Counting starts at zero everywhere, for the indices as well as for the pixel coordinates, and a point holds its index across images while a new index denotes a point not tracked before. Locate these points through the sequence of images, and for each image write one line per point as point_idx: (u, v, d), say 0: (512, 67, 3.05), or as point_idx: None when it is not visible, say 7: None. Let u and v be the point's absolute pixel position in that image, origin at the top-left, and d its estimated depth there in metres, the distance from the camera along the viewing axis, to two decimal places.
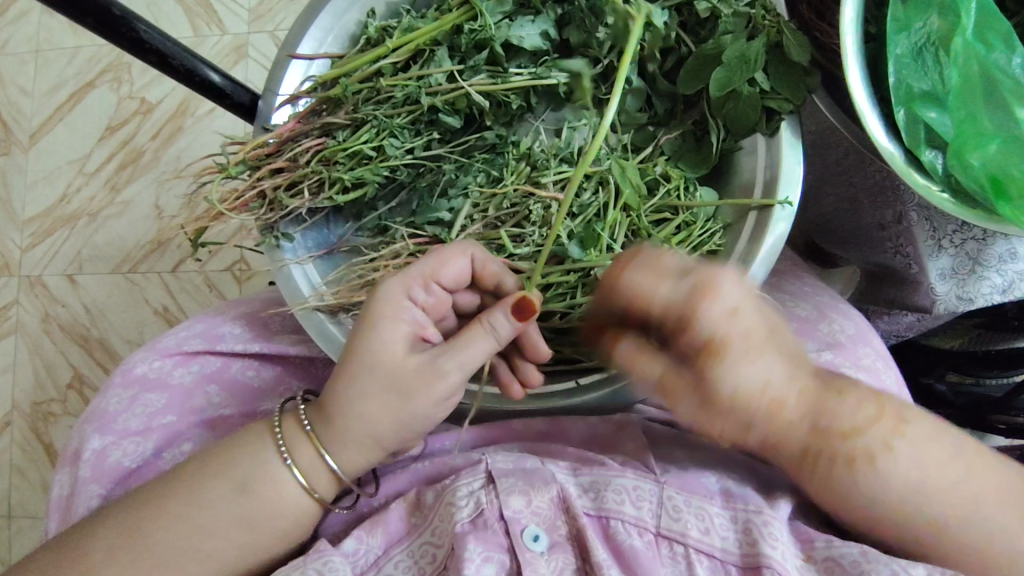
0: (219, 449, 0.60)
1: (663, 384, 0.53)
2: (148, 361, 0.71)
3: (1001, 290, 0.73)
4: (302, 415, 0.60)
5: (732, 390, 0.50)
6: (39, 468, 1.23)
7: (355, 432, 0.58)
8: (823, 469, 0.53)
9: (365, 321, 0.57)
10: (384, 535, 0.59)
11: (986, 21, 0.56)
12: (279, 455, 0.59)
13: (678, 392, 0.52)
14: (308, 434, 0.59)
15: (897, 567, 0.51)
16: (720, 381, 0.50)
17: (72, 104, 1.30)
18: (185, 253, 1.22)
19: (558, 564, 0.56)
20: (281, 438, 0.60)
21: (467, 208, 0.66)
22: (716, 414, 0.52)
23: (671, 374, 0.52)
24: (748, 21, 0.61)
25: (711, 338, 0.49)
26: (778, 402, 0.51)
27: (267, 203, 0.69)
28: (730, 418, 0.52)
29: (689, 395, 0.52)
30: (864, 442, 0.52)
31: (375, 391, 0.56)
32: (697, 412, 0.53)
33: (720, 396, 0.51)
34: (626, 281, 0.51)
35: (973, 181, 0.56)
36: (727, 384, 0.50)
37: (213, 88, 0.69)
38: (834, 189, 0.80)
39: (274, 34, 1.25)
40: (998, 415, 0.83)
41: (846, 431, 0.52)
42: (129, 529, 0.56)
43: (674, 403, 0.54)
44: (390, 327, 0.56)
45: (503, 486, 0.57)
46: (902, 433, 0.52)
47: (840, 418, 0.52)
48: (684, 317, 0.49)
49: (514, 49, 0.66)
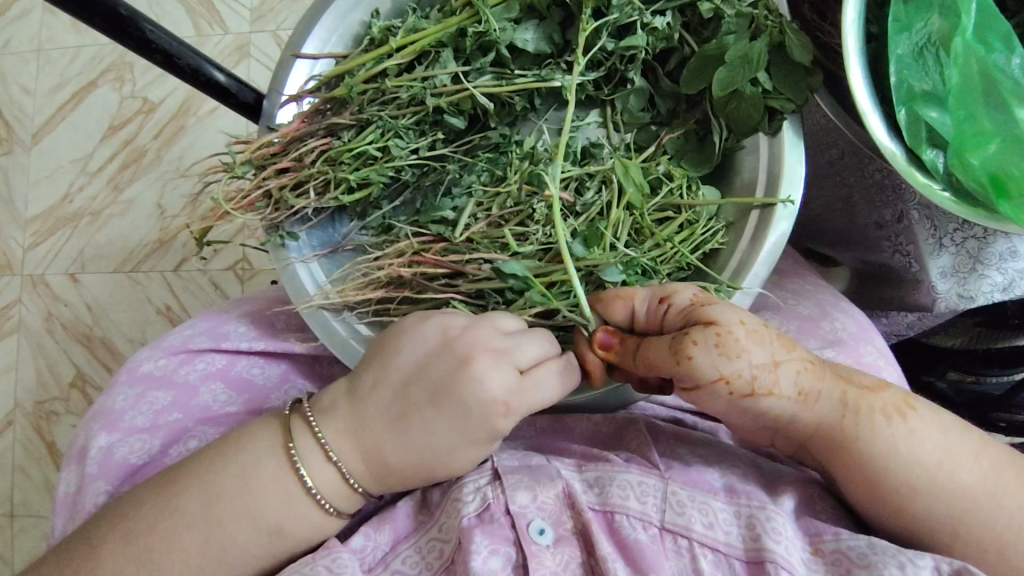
0: (228, 455, 0.59)
1: (676, 338, 0.54)
2: (154, 359, 0.72)
3: (1001, 289, 0.75)
4: (314, 424, 0.59)
5: (737, 320, 0.54)
6: (43, 468, 1.23)
7: (404, 479, 0.59)
8: (862, 417, 0.56)
9: (461, 433, 0.56)
10: (391, 531, 0.60)
11: (987, 22, 0.56)
12: (310, 495, 0.58)
13: (692, 336, 0.53)
14: (334, 465, 0.58)
15: (904, 559, 0.52)
16: (720, 318, 0.54)
17: (74, 104, 1.31)
18: (189, 253, 1.23)
19: (564, 557, 0.56)
20: (292, 446, 0.59)
21: (471, 207, 0.66)
22: (734, 345, 0.53)
23: (677, 336, 0.54)
24: (751, 22, 0.61)
25: (695, 290, 0.57)
26: (783, 345, 0.55)
27: (273, 203, 0.70)
28: (752, 352, 0.53)
29: (702, 331, 0.53)
30: (885, 400, 0.57)
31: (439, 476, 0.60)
32: (715, 349, 0.53)
33: (734, 324, 0.54)
34: (608, 300, 0.59)
35: (974, 180, 0.56)
36: (728, 320, 0.54)
37: (219, 88, 0.70)
38: (824, 191, 0.81)
39: (276, 34, 1.26)
40: (1000, 413, 0.84)
41: (865, 387, 0.58)
42: (137, 526, 0.57)
43: (690, 355, 0.53)
44: (478, 448, 0.57)
45: (509, 482, 0.58)
46: (913, 406, 0.57)
47: (858, 378, 0.58)
48: (666, 290, 0.58)
49: (519, 50, 0.67)
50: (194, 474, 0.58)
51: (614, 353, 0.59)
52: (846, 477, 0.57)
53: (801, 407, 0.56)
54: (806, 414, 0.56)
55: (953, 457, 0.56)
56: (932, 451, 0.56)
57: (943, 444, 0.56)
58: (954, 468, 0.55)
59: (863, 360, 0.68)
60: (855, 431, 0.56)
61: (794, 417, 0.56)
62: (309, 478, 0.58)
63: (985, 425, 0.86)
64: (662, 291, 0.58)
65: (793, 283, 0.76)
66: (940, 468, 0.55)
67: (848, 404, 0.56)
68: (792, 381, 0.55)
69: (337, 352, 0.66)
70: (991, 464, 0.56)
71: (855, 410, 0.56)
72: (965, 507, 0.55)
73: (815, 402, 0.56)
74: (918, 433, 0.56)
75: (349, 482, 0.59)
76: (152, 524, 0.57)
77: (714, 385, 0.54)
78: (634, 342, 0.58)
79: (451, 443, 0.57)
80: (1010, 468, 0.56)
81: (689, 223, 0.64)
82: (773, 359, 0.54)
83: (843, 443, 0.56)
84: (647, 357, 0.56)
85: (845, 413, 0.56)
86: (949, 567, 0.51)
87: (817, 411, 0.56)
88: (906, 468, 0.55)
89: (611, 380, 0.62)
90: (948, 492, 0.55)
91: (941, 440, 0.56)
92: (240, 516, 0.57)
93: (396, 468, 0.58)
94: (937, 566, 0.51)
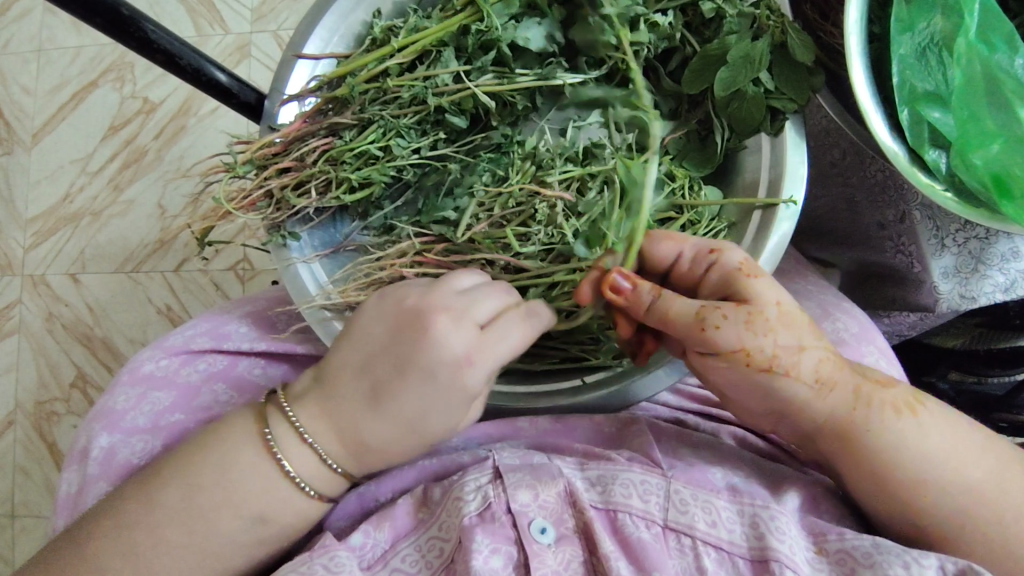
0: (215, 447, 0.58)
1: (707, 307, 0.54)
2: (155, 360, 0.72)
3: (1003, 288, 0.75)
4: (291, 415, 0.58)
5: (774, 302, 0.55)
6: (43, 468, 1.23)
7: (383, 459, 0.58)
8: (873, 410, 0.56)
9: (434, 395, 0.55)
10: (391, 529, 0.59)
11: (990, 22, 0.56)
12: (290, 480, 0.58)
13: (723, 310, 0.54)
14: (309, 445, 0.58)
15: (909, 559, 0.52)
16: (761, 297, 0.54)
17: (74, 104, 1.31)
18: (190, 253, 1.23)
19: (566, 556, 0.56)
20: (271, 437, 0.58)
21: (473, 207, 0.66)
22: (763, 325, 0.54)
23: (709, 305, 0.54)
24: (753, 21, 0.62)
25: (745, 256, 0.56)
26: (812, 333, 0.56)
27: (274, 203, 0.70)
28: (779, 334, 0.54)
29: (734, 307, 0.54)
30: (897, 395, 0.57)
31: (418, 447, 0.58)
32: (743, 325, 0.54)
33: (767, 306, 0.54)
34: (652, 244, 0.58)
35: (977, 180, 0.56)
36: (768, 300, 0.55)
37: (220, 88, 0.70)
38: (827, 193, 0.81)
39: (276, 34, 1.25)
40: (1002, 413, 0.85)
41: (878, 382, 0.58)
42: (130, 528, 0.57)
43: (718, 326, 0.54)
44: (456, 408, 0.55)
45: (510, 481, 0.58)
46: (922, 402, 0.57)
47: (870, 372, 0.58)
48: (715, 245, 0.57)
49: (520, 50, 0.67)
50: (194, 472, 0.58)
51: (623, 295, 0.55)
52: (851, 472, 0.57)
53: (815, 396, 0.56)
54: (818, 403, 0.56)
55: (955, 455, 0.56)
56: (941, 444, 0.56)
57: (948, 440, 0.56)
58: (956, 466, 0.55)
59: (864, 359, 0.68)
60: (865, 426, 0.56)
61: (807, 404, 0.56)
62: (287, 462, 0.58)
63: (986, 424, 0.87)
64: (712, 243, 0.57)
65: (793, 283, 0.76)
66: (948, 464, 0.55)
67: (860, 396, 0.56)
68: (814, 365, 0.55)
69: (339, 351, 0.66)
70: (997, 460, 0.56)
71: (866, 402, 0.56)
72: (967, 504, 0.55)
73: (830, 391, 0.56)
74: (926, 428, 0.56)
75: (328, 464, 0.58)
76: (141, 522, 0.57)
77: (734, 355, 0.54)
78: (648, 296, 0.55)
79: (423, 407, 0.55)
80: (1013, 465, 0.56)
81: (692, 223, 0.64)
82: (801, 343, 0.55)
83: (847, 437, 0.56)
84: (662, 314, 0.55)
85: (856, 405, 0.56)
86: (953, 567, 0.51)
87: (830, 401, 0.56)
88: (910, 466, 0.55)
89: (613, 380, 0.62)
90: (949, 489, 0.55)
91: (950, 437, 0.56)
92: (232, 513, 0.57)
93: (372, 444, 0.57)
94: (943, 565, 0.51)
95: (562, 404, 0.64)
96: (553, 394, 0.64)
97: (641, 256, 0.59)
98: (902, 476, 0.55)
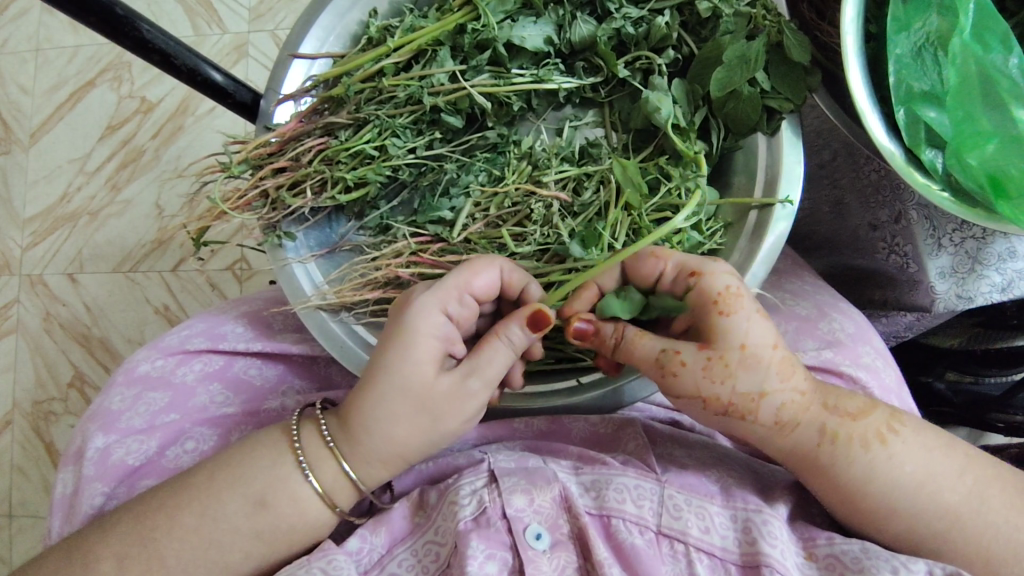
0: (234, 446, 0.60)
1: (665, 351, 0.54)
2: (151, 360, 0.72)
3: (1000, 289, 0.74)
4: (320, 419, 0.59)
5: (738, 344, 0.53)
6: (40, 467, 1.23)
7: (382, 444, 0.56)
8: (840, 445, 0.55)
9: (399, 337, 0.55)
10: (388, 533, 0.59)
11: (985, 22, 0.56)
12: (321, 497, 0.58)
13: (682, 355, 0.54)
14: (331, 449, 0.58)
15: (899, 563, 0.51)
16: (727, 335, 0.53)
17: (72, 103, 1.30)
18: (187, 253, 1.23)
19: (560, 562, 0.56)
20: (300, 451, 0.59)
21: (469, 207, 0.66)
22: (722, 371, 0.53)
23: (668, 350, 0.54)
24: (749, 20, 0.61)
25: (727, 283, 0.53)
26: (784, 372, 0.54)
27: (270, 203, 0.70)
28: (738, 379, 0.53)
29: (693, 351, 0.54)
30: (866, 427, 0.56)
31: (405, 413, 0.55)
32: (701, 372, 0.54)
33: (729, 348, 0.53)
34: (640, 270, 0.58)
35: (973, 180, 0.56)
36: (734, 339, 0.53)
37: (215, 87, 0.70)
38: (812, 194, 0.82)
39: (274, 33, 1.25)
40: (998, 414, 0.83)
41: (848, 414, 0.56)
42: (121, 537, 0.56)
43: (676, 371, 0.54)
44: (426, 344, 0.55)
45: (505, 485, 0.58)
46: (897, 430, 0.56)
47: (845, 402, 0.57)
48: (698, 267, 0.55)
49: (517, 48, 0.66)
50: (204, 467, 0.59)
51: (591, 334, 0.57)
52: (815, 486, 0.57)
53: (775, 435, 0.56)
54: (780, 438, 0.56)
55: (938, 476, 0.55)
56: (914, 472, 0.55)
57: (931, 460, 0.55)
58: (937, 488, 0.55)
59: (861, 360, 0.68)
60: (830, 460, 0.55)
61: (765, 437, 0.57)
62: (315, 479, 0.58)
63: (985, 427, 0.85)
64: (693, 265, 0.55)
65: (791, 283, 0.76)
66: (922, 489, 0.55)
67: (826, 435, 0.55)
68: (775, 409, 0.55)
69: (334, 352, 0.66)
70: (981, 478, 0.56)
71: (833, 440, 0.55)
72: (951, 523, 0.55)
73: (790, 431, 0.56)
74: (903, 454, 0.55)
75: (352, 479, 0.58)
76: (133, 528, 0.57)
77: (692, 400, 0.55)
78: (612, 336, 0.57)
79: (384, 345, 0.56)
80: (1000, 481, 0.56)
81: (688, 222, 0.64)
82: (763, 387, 0.54)
83: (819, 466, 0.56)
84: (629, 357, 0.56)
85: (827, 437, 0.55)
86: (943, 571, 0.51)
87: (791, 438, 0.56)
88: (887, 486, 0.55)
89: (608, 380, 0.63)
90: (933, 512, 0.55)
91: (925, 463, 0.55)
92: (223, 519, 0.57)
93: (352, 407, 0.57)
94: (931, 570, 0.51)
95: (560, 404, 0.65)
96: (551, 394, 0.64)
97: (631, 271, 0.58)
98: (878, 493, 0.55)
